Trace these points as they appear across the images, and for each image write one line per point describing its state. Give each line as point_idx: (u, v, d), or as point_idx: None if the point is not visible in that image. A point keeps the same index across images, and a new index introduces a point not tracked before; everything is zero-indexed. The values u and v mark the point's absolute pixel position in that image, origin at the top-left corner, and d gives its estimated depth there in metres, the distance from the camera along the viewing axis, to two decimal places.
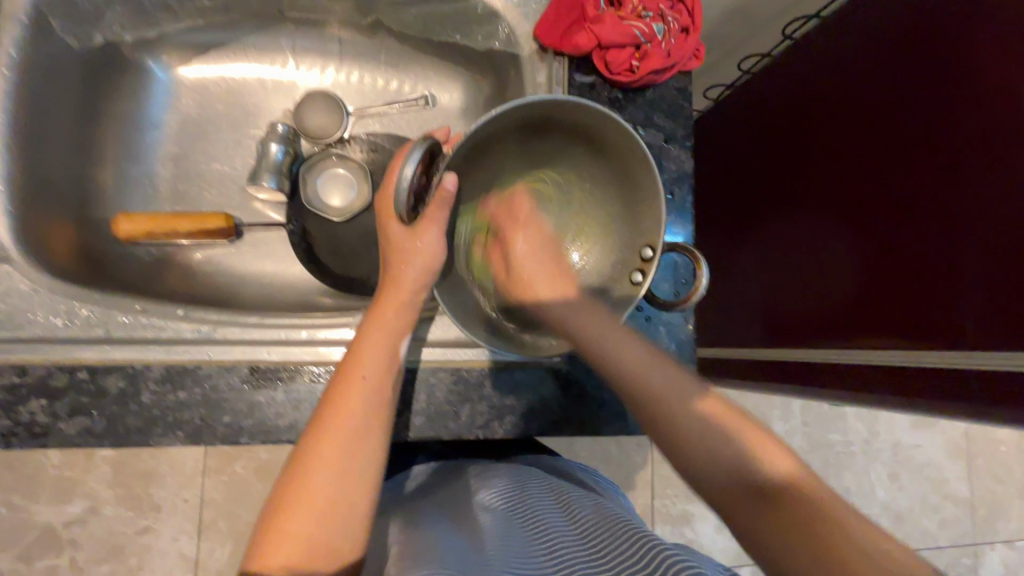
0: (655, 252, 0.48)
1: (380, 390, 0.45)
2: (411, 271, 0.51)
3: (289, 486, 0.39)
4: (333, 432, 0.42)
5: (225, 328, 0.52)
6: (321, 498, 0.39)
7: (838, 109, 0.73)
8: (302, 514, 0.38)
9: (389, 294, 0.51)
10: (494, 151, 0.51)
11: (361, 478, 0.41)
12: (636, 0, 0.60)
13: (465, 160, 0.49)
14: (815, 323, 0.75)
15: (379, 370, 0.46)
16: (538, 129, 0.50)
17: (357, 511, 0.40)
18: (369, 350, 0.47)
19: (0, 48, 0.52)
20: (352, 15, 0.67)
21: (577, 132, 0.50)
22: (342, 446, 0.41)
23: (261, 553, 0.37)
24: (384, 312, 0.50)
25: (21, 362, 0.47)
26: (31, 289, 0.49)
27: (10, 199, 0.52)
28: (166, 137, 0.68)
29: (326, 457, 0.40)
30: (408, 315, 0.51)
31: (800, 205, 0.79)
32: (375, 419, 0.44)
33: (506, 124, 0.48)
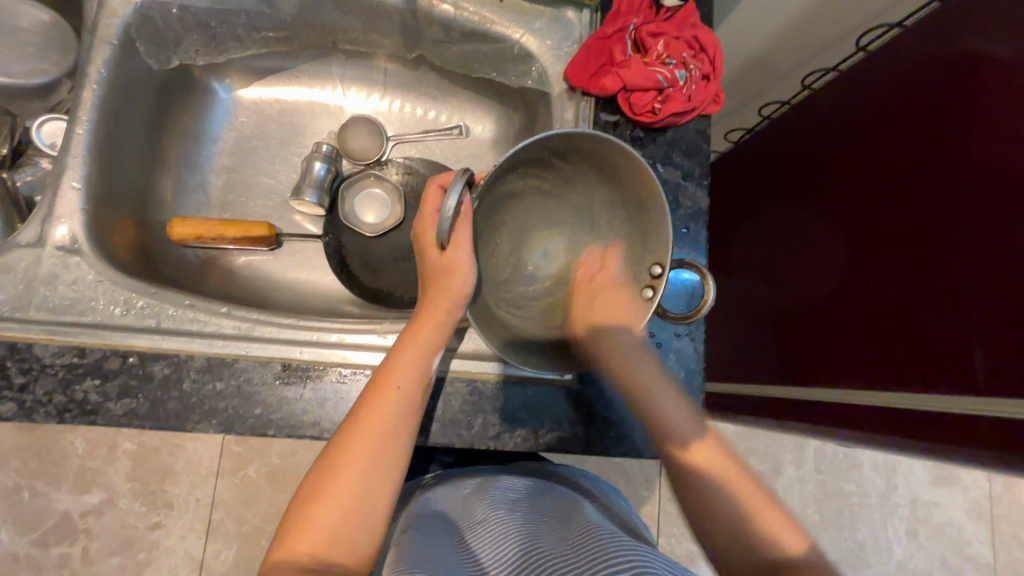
0: (662, 270, 0.52)
1: (409, 401, 0.48)
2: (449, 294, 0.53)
3: (316, 482, 0.43)
4: (363, 432, 0.45)
5: (263, 326, 0.56)
6: (345, 494, 0.42)
7: (852, 157, 0.77)
8: (329, 508, 0.42)
9: (428, 312, 0.53)
10: (514, 179, 0.55)
11: (385, 484, 0.44)
12: (661, 48, 0.65)
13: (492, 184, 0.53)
14: (826, 360, 0.76)
15: (412, 383, 0.49)
16: (559, 158, 0.54)
17: (377, 512, 0.43)
18: (404, 364, 0.49)
19: (93, 67, 0.59)
20: (398, 51, 0.74)
21: (596, 162, 0.54)
22: (371, 448, 0.44)
23: (289, 537, 0.41)
24: (422, 327, 0.52)
25: (79, 345, 0.52)
26: (96, 279, 0.54)
27: (85, 198, 0.57)
28: (223, 151, 0.75)
29: (352, 458, 0.44)
30: (443, 332, 0.53)
31: (813, 245, 0.81)
32: (403, 429, 0.47)
33: (526, 156, 0.52)
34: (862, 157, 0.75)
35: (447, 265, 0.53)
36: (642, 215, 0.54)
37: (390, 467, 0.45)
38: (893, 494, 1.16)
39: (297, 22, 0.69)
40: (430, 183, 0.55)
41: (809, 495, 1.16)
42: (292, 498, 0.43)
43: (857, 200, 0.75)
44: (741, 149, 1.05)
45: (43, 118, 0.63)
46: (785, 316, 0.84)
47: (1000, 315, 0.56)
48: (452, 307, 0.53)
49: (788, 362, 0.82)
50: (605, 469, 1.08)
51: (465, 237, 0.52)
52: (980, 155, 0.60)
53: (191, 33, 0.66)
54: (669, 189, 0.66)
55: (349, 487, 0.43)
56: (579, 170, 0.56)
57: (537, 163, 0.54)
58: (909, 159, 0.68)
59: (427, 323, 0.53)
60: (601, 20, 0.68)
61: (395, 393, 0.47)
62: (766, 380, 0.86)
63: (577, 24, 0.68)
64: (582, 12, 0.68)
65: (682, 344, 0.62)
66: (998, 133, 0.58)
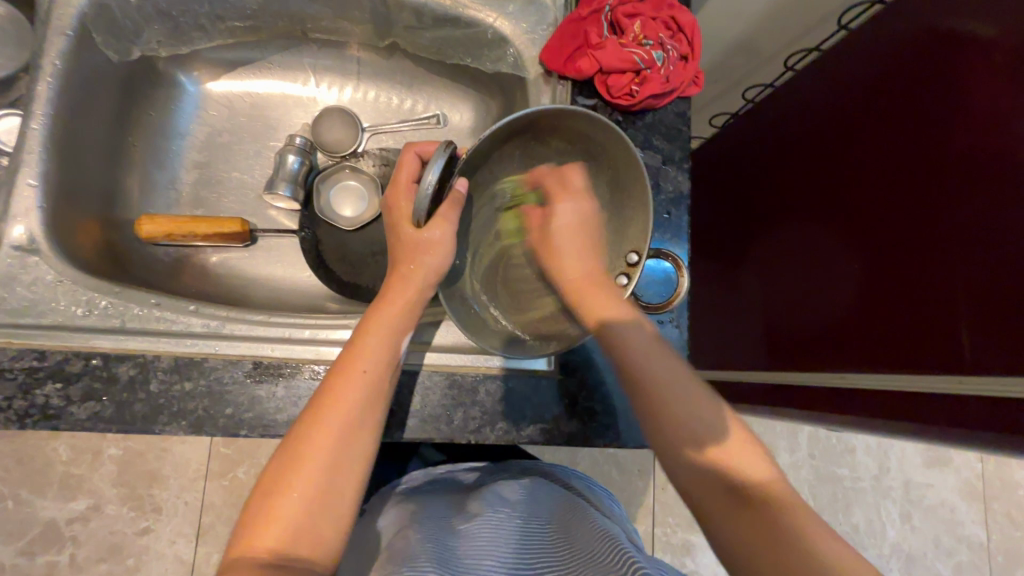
0: (640, 256, 0.51)
1: (377, 387, 0.46)
2: (421, 273, 0.52)
3: (275, 476, 0.41)
4: (330, 422, 0.43)
5: (233, 324, 0.54)
6: (310, 484, 0.41)
7: (838, 136, 0.75)
8: (290, 502, 0.40)
9: (395, 294, 0.51)
10: (496, 154, 0.54)
11: (353, 473, 0.43)
12: (638, 28, 0.63)
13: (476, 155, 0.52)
14: (811, 342, 0.75)
15: (380, 365, 0.47)
16: (541, 132, 0.53)
17: (343, 502, 0.42)
18: (371, 348, 0.48)
19: (47, 59, 0.57)
20: (371, 38, 0.72)
21: (581, 141, 0.54)
22: (335, 438, 0.43)
23: (251, 532, 0.39)
24: (387, 309, 0.51)
25: (40, 349, 0.50)
26: (56, 280, 0.52)
27: (43, 196, 0.55)
28: (192, 146, 0.72)
29: (317, 445, 0.42)
30: (412, 315, 0.52)
31: (798, 228, 0.80)
32: (373, 414, 0.45)
33: (511, 129, 0.51)
34: (848, 136, 0.73)
35: (425, 242, 0.52)
36: (622, 196, 0.54)
37: (356, 457, 0.43)
38: (886, 476, 1.16)
39: (263, 10, 0.66)
40: (407, 150, 0.55)
41: (803, 481, 1.15)
42: (254, 489, 0.42)
43: (844, 180, 0.73)
44: (726, 133, 1.03)
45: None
46: (770, 299, 0.84)
47: (985, 291, 0.55)
48: (423, 285, 0.52)
49: (775, 346, 0.82)
50: (598, 461, 1.07)
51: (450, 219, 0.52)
52: (967, 133, 0.58)
53: (153, 23, 0.64)
54: (649, 174, 0.64)
55: (312, 479, 0.41)
56: (557, 145, 0.55)
57: (522, 136, 0.53)
58: (894, 139, 0.67)
59: (395, 303, 0.51)
60: (576, 1, 0.66)
61: (361, 380, 0.46)
62: (752, 368, 0.86)
63: (551, 6, 0.66)
64: None
65: (665, 332, 0.61)
66: (986, 109, 0.57)
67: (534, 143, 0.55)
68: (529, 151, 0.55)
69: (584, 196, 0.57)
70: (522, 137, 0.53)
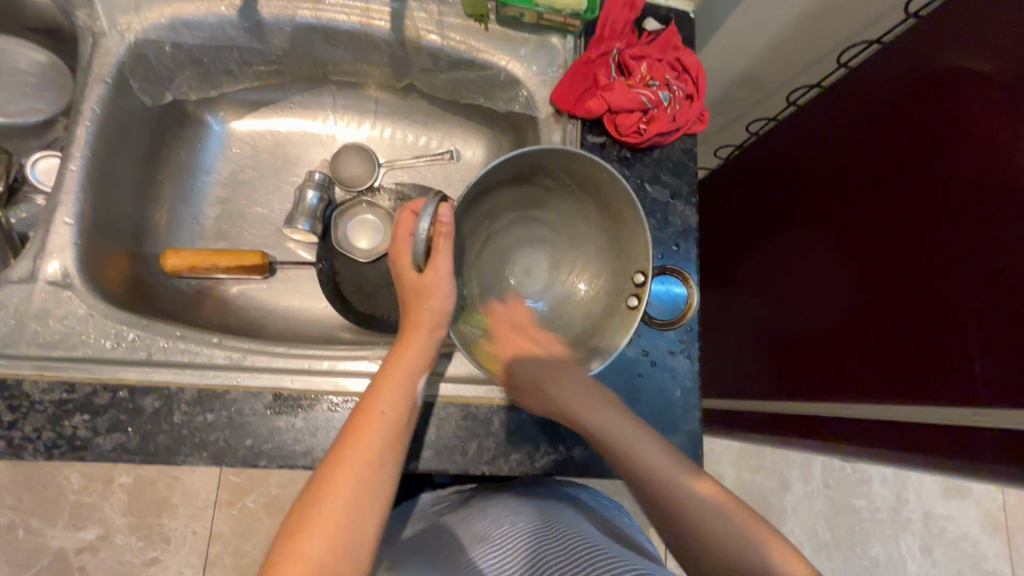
0: (647, 275, 0.53)
1: (394, 426, 0.48)
2: (430, 316, 0.54)
3: (298, 518, 0.42)
4: (350, 461, 0.45)
5: (253, 356, 0.56)
6: (335, 518, 0.42)
7: (841, 173, 0.77)
8: (310, 538, 0.41)
9: (410, 338, 0.54)
10: (491, 200, 0.57)
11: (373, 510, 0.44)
12: (645, 70, 0.66)
13: (469, 201, 0.55)
14: (823, 372, 0.75)
15: (397, 407, 0.49)
16: (531, 176, 0.56)
17: (364, 539, 0.43)
18: (389, 388, 0.50)
19: (86, 105, 0.59)
20: (388, 80, 0.75)
21: (572, 178, 0.56)
22: (356, 477, 0.44)
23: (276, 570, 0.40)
24: (403, 352, 0.53)
25: (69, 381, 0.51)
26: (88, 313, 0.54)
27: (78, 234, 0.57)
28: (217, 183, 0.75)
29: (338, 484, 0.44)
30: (427, 356, 0.54)
31: (807, 258, 0.81)
32: (393, 454, 0.47)
33: (500, 173, 0.54)
34: (852, 170, 0.75)
35: (429, 280, 0.54)
36: (621, 225, 0.56)
37: (376, 496, 0.45)
38: (905, 509, 1.14)
39: (287, 56, 0.70)
40: (402, 210, 0.58)
41: (819, 512, 1.13)
42: (280, 528, 0.43)
43: (850, 216, 0.74)
44: (730, 167, 1.06)
45: (40, 155, 0.64)
46: (780, 329, 0.84)
47: (997, 321, 0.55)
48: (435, 327, 0.54)
49: (787, 376, 0.82)
50: (609, 491, 1.06)
51: (444, 245, 0.52)
52: (968, 166, 0.60)
53: (185, 70, 0.67)
54: (658, 208, 0.67)
55: (334, 516, 0.42)
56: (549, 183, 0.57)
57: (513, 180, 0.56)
58: (897, 175, 0.68)
59: (410, 346, 0.53)
60: (585, 44, 0.69)
61: (380, 420, 0.48)
62: (766, 398, 0.86)
63: (561, 50, 0.69)
64: (566, 38, 0.69)
65: (677, 364, 0.62)
66: (984, 146, 0.59)
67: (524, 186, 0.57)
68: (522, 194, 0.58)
69: (586, 228, 0.59)
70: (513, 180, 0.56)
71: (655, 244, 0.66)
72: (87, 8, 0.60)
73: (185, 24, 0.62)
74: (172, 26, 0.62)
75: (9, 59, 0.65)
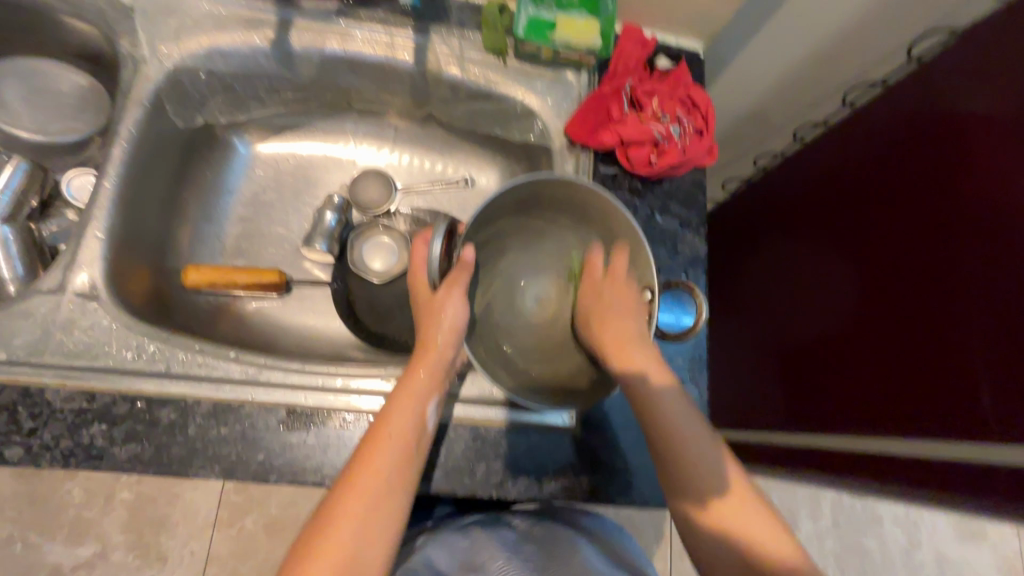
0: (654, 290, 0.55)
1: (404, 451, 0.49)
2: (440, 332, 0.55)
3: (308, 542, 0.43)
4: (362, 486, 0.46)
5: (269, 371, 0.56)
6: (343, 548, 0.43)
7: (850, 209, 0.79)
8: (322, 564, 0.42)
9: (422, 361, 0.54)
10: (495, 229, 0.60)
11: (383, 535, 0.45)
12: (656, 105, 0.69)
13: (475, 231, 0.58)
14: (833, 405, 0.75)
15: (408, 430, 0.50)
16: (532, 205, 0.60)
17: (371, 570, 0.43)
18: (400, 410, 0.50)
19: (123, 126, 0.62)
20: (409, 109, 0.78)
21: (572, 204, 0.59)
22: (365, 501, 0.45)
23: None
24: (415, 375, 0.53)
25: (89, 390, 0.52)
26: (112, 324, 0.55)
27: (107, 248, 0.59)
28: (239, 202, 0.77)
29: (350, 507, 0.45)
30: (438, 378, 0.54)
31: (814, 290, 0.82)
32: (399, 479, 0.48)
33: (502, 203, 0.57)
34: (859, 205, 0.77)
35: (437, 304, 0.56)
36: (620, 250, 0.59)
37: (384, 522, 0.45)
38: (918, 551, 1.11)
39: (314, 84, 0.73)
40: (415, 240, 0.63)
41: (828, 552, 1.11)
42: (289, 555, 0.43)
43: (858, 252, 0.76)
44: (738, 200, 1.08)
45: (75, 173, 0.67)
46: (790, 361, 0.85)
47: (1004, 354, 0.56)
48: (443, 349, 0.55)
49: (797, 409, 0.82)
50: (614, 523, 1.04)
51: (459, 283, 0.56)
52: (971, 200, 0.62)
53: (217, 96, 0.71)
54: (668, 237, 0.69)
55: (342, 545, 0.43)
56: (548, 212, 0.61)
57: (517, 210, 0.60)
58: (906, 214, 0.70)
59: (422, 367, 0.54)
60: (598, 80, 0.72)
61: (390, 443, 0.48)
62: (776, 432, 0.85)
63: (576, 84, 0.72)
64: (580, 74, 0.73)
65: (686, 390, 0.64)
66: (990, 187, 0.60)
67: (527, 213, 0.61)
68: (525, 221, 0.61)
69: (585, 251, 0.62)
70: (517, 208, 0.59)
71: (665, 272, 0.68)
72: (131, 36, 0.64)
73: (220, 53, 0.66)
74: (208, 54, 0.66)
75: (51, 81, 0.68)
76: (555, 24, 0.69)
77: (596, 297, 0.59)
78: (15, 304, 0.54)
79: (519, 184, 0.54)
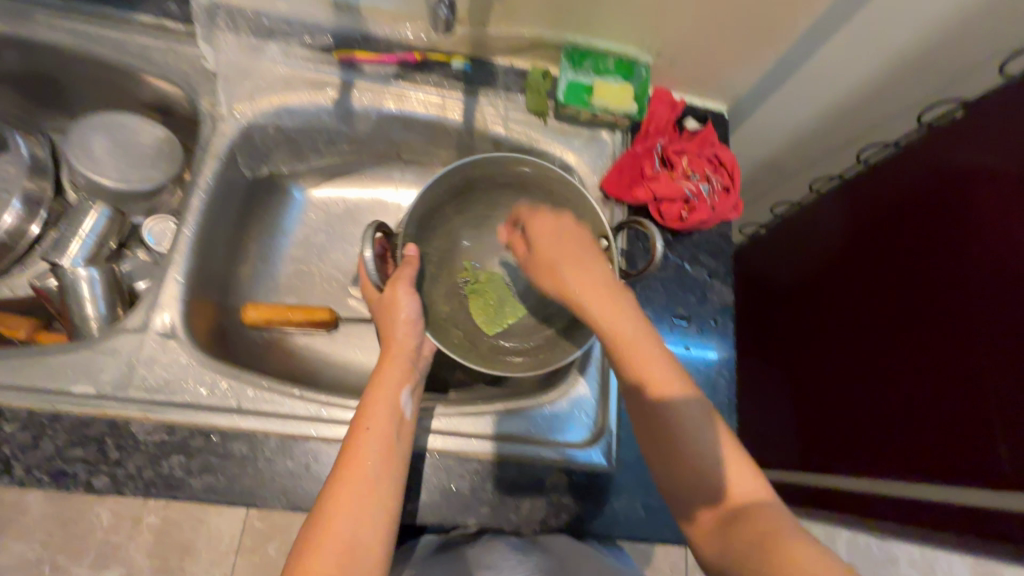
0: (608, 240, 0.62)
1: (384, 446, 0.53)
2: (401, 327, 0.62)
3: (306, 541, 0.47)
4: (352, 482, 0.50)
5: (331, 409, 0.60)
6: (340, 539, 0.47)
7: (868, 257, 0.85)
8: (321, 557, 0.45)
9: (389, 355, 0.60)
10: (445, 212, 0.72)
11: (371, 527, 0.48)
12: (686, 164, 0.75)
13: (418, 224, 0.69)
14: (857, 444, 0.79)
15: (386, 427, 0.54)
16: (472, 188, 0.71)
17: (369, 558, 0.47)
18: (376, 411, 0.55)
19: (201, 178, 0.68)
20: (453, 160, 0.84)
21: (504, 183, 0.71)
22: (359, 496, 0.49)
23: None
24: (385, 370, 0.59)
25: (171, 424, 0.56)
26: (189, 362, 0.60)
27: (184, 290, 0.64)
28: (293, 244, 0.83)
29: (342, 502, 0.49)
30: (409, 373, 0.60)
31: (835, 333, 0.87)
32: (388, 468, 0.52)
33: (439, 191, 0.68)
34: (876, 254, 0.83)
35: (390, 301, 0.63)
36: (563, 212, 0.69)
37: (376, 513, 0.49)
38: None
39: (369, 137, 0.79)
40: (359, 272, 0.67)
41: None
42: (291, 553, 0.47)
43: (875, 298, 0.81)
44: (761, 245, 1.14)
45: (154, 220, 0.72)
46: (816, 402, 0.89)
47: (1011, 398, 0.60)
48: (403, 341, 0.61)
49: (824, 450, 0.85)
50: None
51: (402, 279, 0.63)
52: (977, 252, 0.67)
53: (281, 148, 0.77)
54: (698, 286, 0.73)
55: (337, 538, 0.47)
56: (495, 194, 0.73)
57: (455, 197, 0.72)
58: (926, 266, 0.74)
59: (391, 365, 0.59)
60: (631, 139, 0.78)
61: (367, 438, 0.53)
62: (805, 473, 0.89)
63: (610, 143, 0.79)
64: (614, 133, 0.79)
65: None
66: (993, 240, 0.65)
67: (462, 199, 0.72)
68: (463, 205, 0.73)
69: None
70: (452, 195, 0.71)
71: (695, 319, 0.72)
72: (211, 97, 0.71)
73: (288, 112, 0.73)
74: (277, 113, 0.72)
75: (129, 133, 0.73)
76: (591, 87, 0.75)
77: (532, 256, 0.58)
78: (103, 341, 0.59)
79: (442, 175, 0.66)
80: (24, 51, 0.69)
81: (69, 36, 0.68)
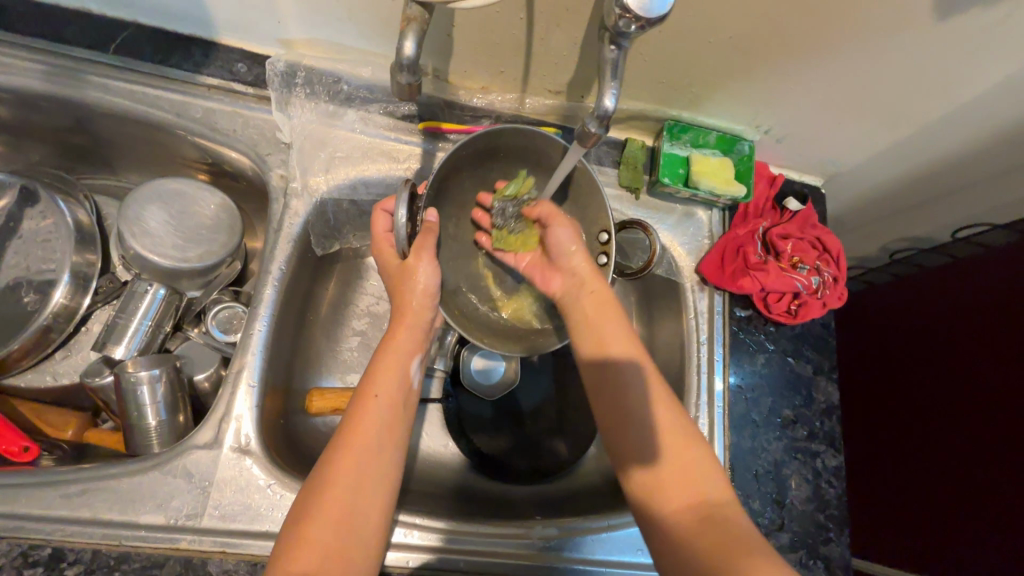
0: (609, 235, 0.60)
1: (391, 410, 0.52)
2: (413, 295, 0.57)
3: (305, 501, 0.47)
4: (354, 444, 0.49)
5: (433, 535, 0.58)
6: (336, 507, 0.46)
7: (999, 358, 0.77)
8: (316, 522, 0.45)
9: (399, 321, 0.58)
10: (459, 180, 0.61)
11: (372, 493, 0.48)
12: (792, 251, 0.69)
13: (437, 189, 0.59)
14: (976, 552, 0.76)
15: (394, 390, 0.54)
16: (491, 157, 0.61)
17: (369, 521, 0.47)
18: (385, 373, 0.54)
19: (273, 263, 0.62)
20: None
21: (527, 156, 0.61)
22: (358, 459, 0.48)
23: (288, 553, 0.44)
24: (397, 335, 0.57)
25: (253, 559, 0.51)
26: (268, 483, 0.53)
27: (259, 396, 0.57)
28: (358, 317, 0.75)
29: (342, 468, 0.48)
30: (418, 337, 0.58)
31: (958, 420, 0.81)
32: (390, 437, 0.51)
33: (461, 156, 0.58)
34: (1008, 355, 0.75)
35: (409, 270, 0.57)
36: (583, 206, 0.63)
37: (379, 477, 0.49)
38: None
39: None
40: (375, 210, 0.60)
41: None
42: (286, 520, 0.46)
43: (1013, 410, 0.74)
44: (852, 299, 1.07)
45: (220, 307, 0.65)
46: (914, 488, 0.87)
47: None
48: (420, 309, 0.58)
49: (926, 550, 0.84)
50: None
51: (427, 248, 0.56)
52: None
53: (352, 221, 0.70)
54: (802, 384, 0.68)
55: (336, 505, 0.46)
56: (507, 163, 0.63)
57: (474, 163, 0.61)
58: (1011, 367, 0.75)
59: (401, 329, 0.57)
60: (730, 219, 0.73)
61: (376, 403, 0.52)
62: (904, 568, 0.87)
63: (706, 222, 0.73)
64: (711, 211, 0.74)
65: (830, 550, 0.63)
66: None
67: (485, 163, 0.62)
68: (481, 170, 0.62)
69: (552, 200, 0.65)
70: (475, 159, 0.60)
71: (802, 422, 0.67)
72: (282, 169, 0.64)
73: (365, 183, 0.66)
74: (352, 185, 0.66)
75: (191, 204, 0.66)
76: (688, 161, 0.70)
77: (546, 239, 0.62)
78: (172, 461, 0.53)
79: (473, 138, 0.55)
80: (70, 111, 0.62)
81: (123, 98, 0.61)
